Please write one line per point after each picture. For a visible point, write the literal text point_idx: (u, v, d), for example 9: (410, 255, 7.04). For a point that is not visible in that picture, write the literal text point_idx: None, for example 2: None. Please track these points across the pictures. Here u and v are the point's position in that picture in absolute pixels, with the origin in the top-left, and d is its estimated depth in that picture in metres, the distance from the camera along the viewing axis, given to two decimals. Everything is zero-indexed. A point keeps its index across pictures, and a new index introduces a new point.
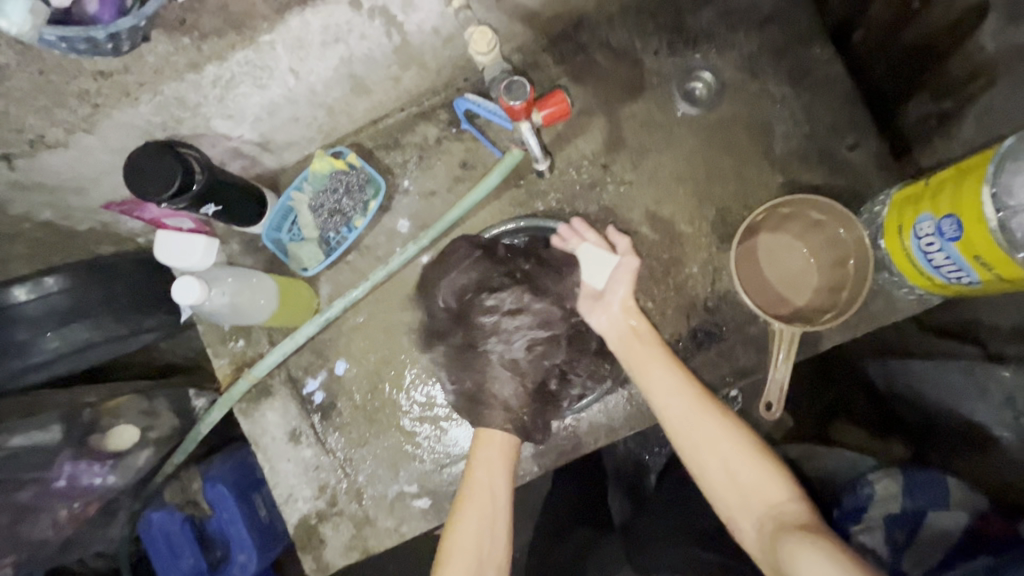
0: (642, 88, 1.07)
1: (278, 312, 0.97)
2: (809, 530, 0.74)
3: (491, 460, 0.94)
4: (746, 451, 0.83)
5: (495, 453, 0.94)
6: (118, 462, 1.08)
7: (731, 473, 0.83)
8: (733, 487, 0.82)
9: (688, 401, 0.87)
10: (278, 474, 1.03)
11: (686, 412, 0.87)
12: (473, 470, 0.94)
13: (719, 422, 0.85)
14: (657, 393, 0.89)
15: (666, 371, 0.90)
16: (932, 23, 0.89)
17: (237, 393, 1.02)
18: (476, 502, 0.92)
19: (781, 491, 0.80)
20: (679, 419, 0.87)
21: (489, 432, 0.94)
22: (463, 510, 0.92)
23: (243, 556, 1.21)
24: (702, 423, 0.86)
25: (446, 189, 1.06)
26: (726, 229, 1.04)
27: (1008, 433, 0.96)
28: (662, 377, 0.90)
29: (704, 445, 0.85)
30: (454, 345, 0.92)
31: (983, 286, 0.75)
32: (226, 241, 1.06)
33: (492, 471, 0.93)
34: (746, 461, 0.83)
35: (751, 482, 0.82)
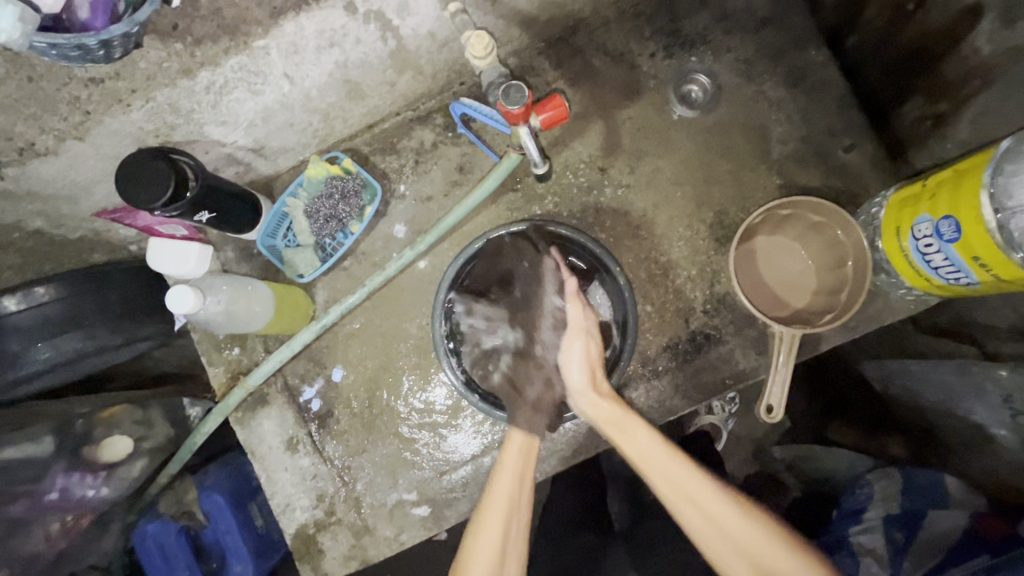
0: (639, 91, 1.07)
1: (274, 320, 0.95)
2: None
3: (521, 464, 0.88)
4: (760, 533, 0.77)
5: (523, 453, 0.89)
6: (112, 473, 1.07)
7: (748, 558, 0.77)
8: (755, 574, 0.76)
9: (689, 485, 0.81)
10: (275, 483, 1.02)
11: (689, 498, 0.81)
12: (500, 473, 0.87)
13: (728, 505, 0.79)
14: (656, 486, 0.83)
15: (660, 452, 0.83)
16: (927, 25, 0.89)
17: (232, 403, 1.00)
18: (501, 507, 0.85)
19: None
20: (683, 506, 0.81)
21: (517, 433, 0.89)
22: (485, 514, 0.85)
23: (239, 566, 1.20)
24: (707, 509, 0.80)
25: (443, 194, 1.06)
26: (724, 231, 1.04)
27: (1005, 432, 0.96)
28: (656, 455, 0.83)
29: (716, 531, 0.79)
30: None
31: (982, 287, 0.75)
32: (220, 249, 1.05)
33: (518, 474, 0.87)
34: (760, 540, 0.77)
35: (773, 562, 0.76)
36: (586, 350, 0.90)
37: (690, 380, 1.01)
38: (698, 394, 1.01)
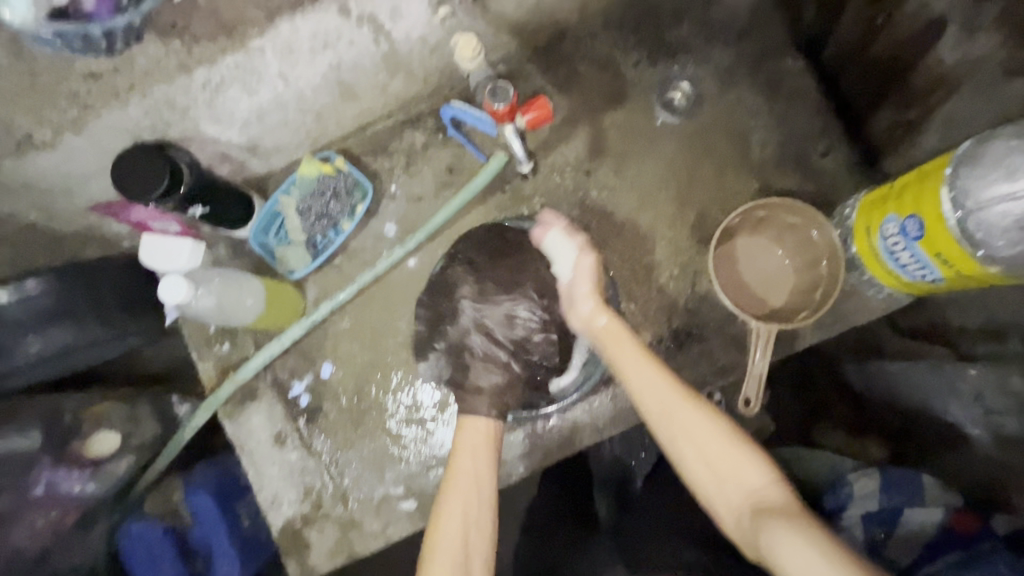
0: (623, 97, 1.11)
1: (265, 314, 0.97)
2: (789, 518, 0.68)
3: (474, 444, 0.87)
4: (714, 432, 0.77)
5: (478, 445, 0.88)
6: (98, 469, 1.07)
7: (702, 452, 0.77)
8: (709, 471, 0.76)
9: (665, 394, 0.80)
10: (263, 478, 1.03)
11: (659, 394, 0.80)
12: (456, 453, 0.87)
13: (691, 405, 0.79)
14: (628, 378, 0.82)
15: (632, 352, 0.83)
16: (895, 36, 0.94)
17: (223, 396, 1.02)
18: (461, 486, 0.83)
19: (761, 478, 0.74)
20: (649, 394, 0.80)
21: (471, 420, 0.90)
22: (445, 495, 0.83)
23: (225, 567, 1.19)
24: (670, 408, 0.79)
25: (432, 194, 1.08)
26: (706, 232, 1.07)
27: (979, 431, 0.99)
28: (621, 342, 0.84)
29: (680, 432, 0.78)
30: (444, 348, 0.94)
31: (946, 283, 0.79)
32: (212, 245, 1.07)
33: (473, 451, 0.87)
34: (714, 437, 0.77)
35: (727, 468, 0.75)
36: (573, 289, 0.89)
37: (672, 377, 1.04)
38: None
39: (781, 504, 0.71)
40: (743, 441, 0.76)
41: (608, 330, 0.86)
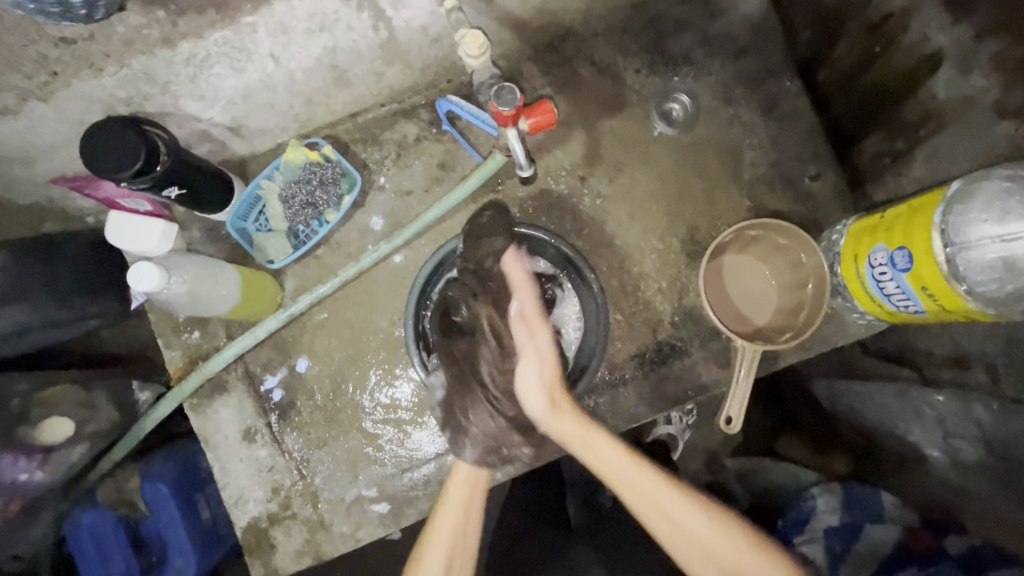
0: (622, 104, 1.10)
1: (241, 305, 0.92)
2: None
3: (468, 498, 0.90)
4: (715, 525, 0.83)
5: (466, 489, 0.90)
6: (48, 458, 1.03)
7: (717, 561, 0.82)
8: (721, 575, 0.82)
9: (673, 507, 0.84)
10: (228, 474, 0.99)
11: (667, 514, 0.84)
12: (447, 503, 0.89)
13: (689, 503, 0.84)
14: (635, 507, 0.85)
15: (640, 479, 0.85)
16: (891, 68, 0.95)
17: (189, 388, 0.96)
18: (445, 538, 0.88)
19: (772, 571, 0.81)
20: (659, 519, 0.84)
21: (460, 471, 0.90)
22: (430, 543, 0.88)
23: (180, 562, 1.15)
24: (669, 508, 0.84)
25: (423, 190, 1.05)
26: (696, 247, 1.07)
27: (938, 453, 1.02)
28: (621, 466, 0.85)
29: (695, 544, 0.83)
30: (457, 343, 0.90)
31: (927, 316, 0.80)
32: (186, 227, 1.01)
33: (465, 505, 0.89)
34: (729, 543, 0.82)
35: (737, 566, 0.82)
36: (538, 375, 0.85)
37: (654, 389, 1.04)
38: (662, 404, 1.04)
39: None
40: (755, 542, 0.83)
41: (591, 445, 0.85)
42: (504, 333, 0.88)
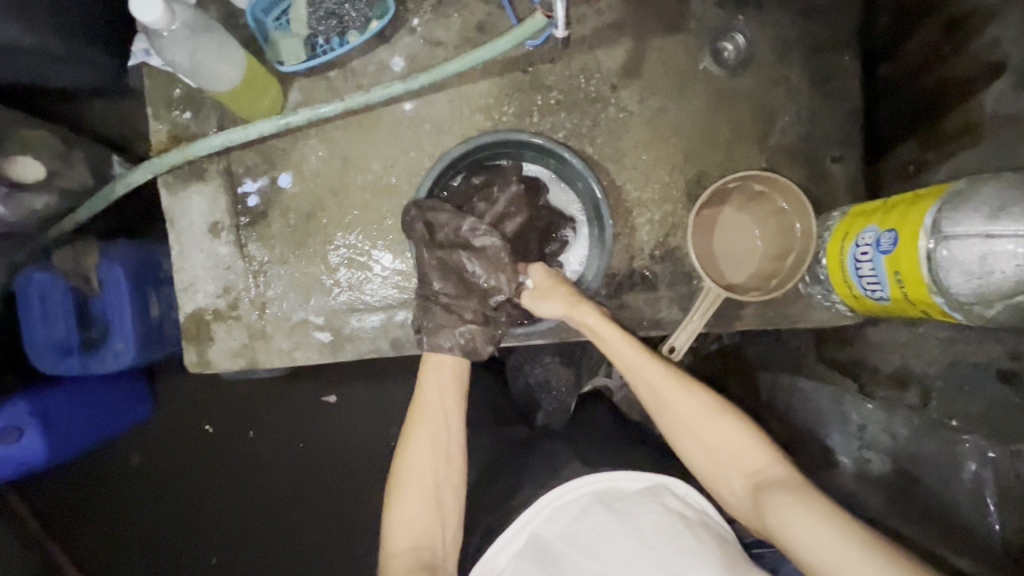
0: (678, 26, 1.06)
1: (238, 94, 0.89)
2: (795, 491, 0.72)
3: (440, 379, 0.89)
4: (720, 425, 0.80)
5: (443, 374, 0.89)
6: (14, 195, 1.02)
7: (706, 448, 0.80)
8: (711, 461, 0.80)
9: (660, 384, 0.83)
10: (185, 260, 1.00)
11: (653, 390, 0.84)
12: (423, 387, 0.88)
13: (683, 390, 0.83)
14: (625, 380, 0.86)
15: (632, 354, 0.85)
16: (950, 72, 0.92)
17: (167, 162, 0.94)
18: (429, 420, 0.85)
19: (765, 458, 0.78)
20: (648, 395, 0.84)
21: (434, 358, 0.90)
22: (414, 428, 0.85)
23: (120, 346, 1.16)
24: (672, 404, 0.82)
25: (453, 46, 1.01)
26: (699, 192, 1.06)
27: (848, 460, 1.06)
28: (616, 342, 0.86)
29: (681, 427, 0.82)
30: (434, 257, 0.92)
31: (890, 304, 0.82)
32: (204, 2, 0.97)
33: (441, 386, 0.88)
34: (721, 432, 0.80)
35: (728, 450, 0.79)
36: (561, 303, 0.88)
37: (614, 312, 1.06)
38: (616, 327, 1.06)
39: (784, 480, 0.75)
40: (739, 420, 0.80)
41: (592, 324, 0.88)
42: (477, 242, 0.92)
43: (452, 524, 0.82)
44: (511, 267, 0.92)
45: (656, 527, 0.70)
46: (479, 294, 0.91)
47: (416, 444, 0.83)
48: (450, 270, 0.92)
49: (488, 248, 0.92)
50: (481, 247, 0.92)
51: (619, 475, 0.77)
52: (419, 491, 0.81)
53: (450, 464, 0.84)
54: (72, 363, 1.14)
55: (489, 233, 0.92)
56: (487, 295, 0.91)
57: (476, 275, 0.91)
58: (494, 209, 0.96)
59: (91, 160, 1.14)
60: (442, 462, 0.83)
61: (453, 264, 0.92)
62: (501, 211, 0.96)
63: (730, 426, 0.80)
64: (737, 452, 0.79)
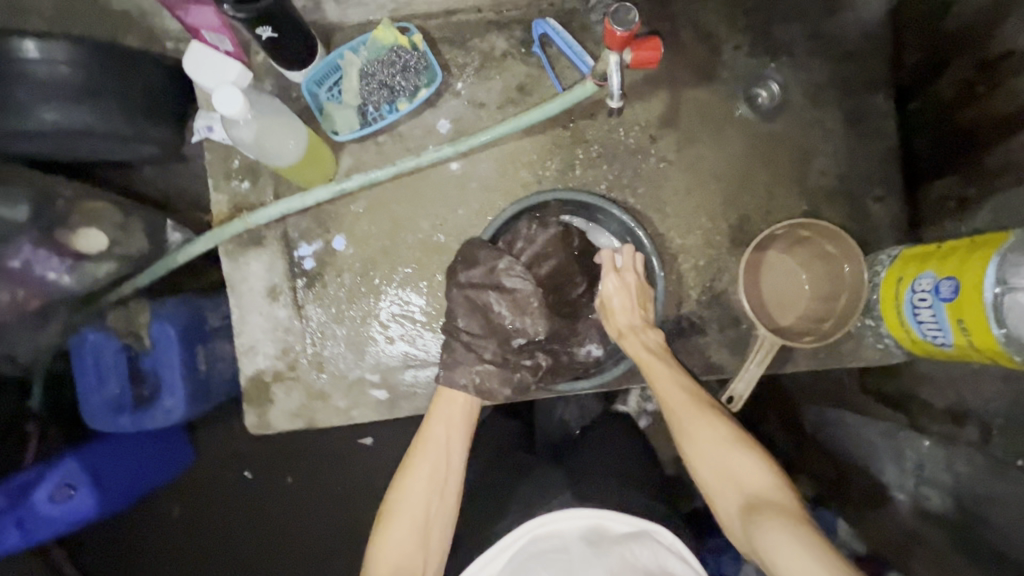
0: (713, 76, 1.08)
1: (298, 166, 0.94)
2: (789, 520, 0.72)
3: (449, 415, 0.92)
4: (730, 449, 0.83)
5: (451, 409, 0.92)
6: (77, 265, 1.06)
7: (715, 468, 0.83)
8: (717, 480, 0.82)
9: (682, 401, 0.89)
10: (245, 324, 1.03)
11: (675, 404, 0.90)
12: (432, 420, 0.92)
13: (701, 413, 0.87)
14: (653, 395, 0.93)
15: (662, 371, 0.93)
16: (986, 111, 0.93)
17: (231, 232, 0.99)
18: (431, 452, 0.89)
19: (769, 487, 0.79)
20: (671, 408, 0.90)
21: (449, 391, 0.94)
22: (415, 458, 0.88)
23: (170, 402, 1.16)
24: (686, 420, 0.87)
25: (496, 106, 1.05)
26: (742, 236, 1.08)
27: (904, 496, 1.05)
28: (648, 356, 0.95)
29: (691, 442, 0.86)
30: (465, 299, 0.95)
31: (952, 350, 0.82)
32: (259, 78, 1.02)
33: (449, 420, 0.92)
34: (730, 455, 0.83)
35: (733, 472, 0.82)
36: (620, 305, 0.98)
37: None
38: None
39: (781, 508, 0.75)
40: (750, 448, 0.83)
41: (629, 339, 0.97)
42: (504, 282, 0.94)
43: (434, 561, 0.83)
44: (534, 305, 0.94)
45: (622, 568, 0.63)
46: (500, 336, 0.94)
47: (415, 473, 0.86)
48: (477, 312, 0.94)
49: (514, 291, 0.94)
50: (507, 291, 0.94)
51: (606, 514, 0.71)
52: (409, 522, 0.83)
53: (444, 499, 0.87)
54: (124, 421, 1.16)
55: (521, 274, 0.94)
56: (510, 337, 0.94)
57: (501, 320, 0.94)
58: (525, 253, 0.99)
59: (148, 226, 1.15)
60: (436, 494, 0.86)
61: (480, 302, 0.94)
62: (540, 250, 1.00)
63: (740, 450, 0.82)
64: (740, 477, 0.81)
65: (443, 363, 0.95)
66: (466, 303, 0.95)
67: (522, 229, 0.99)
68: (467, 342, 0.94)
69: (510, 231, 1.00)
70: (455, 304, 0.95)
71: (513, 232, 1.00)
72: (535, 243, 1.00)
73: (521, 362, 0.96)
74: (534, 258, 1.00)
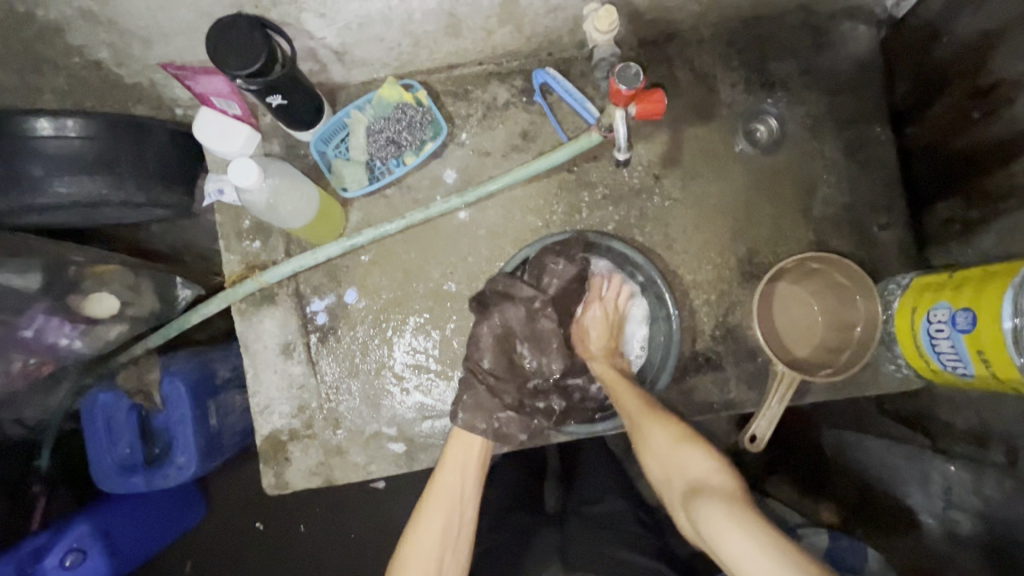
0: (712, 114, 1.11)
1: (311, 226, 0.95)
2: (730, 506, 0.75)
3: (464, 462, 0.94)
4: (682, 450, 0.85)
5: (464, 455, 0.94)
6: (89, 330, 1.05)
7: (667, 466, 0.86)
8: (670, 476, 0.85)
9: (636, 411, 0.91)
10: (260, 383, 1.02)
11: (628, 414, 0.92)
12: (445, 467, 0.93)
13: (653, 419, 0.89)
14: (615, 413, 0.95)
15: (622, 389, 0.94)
16: (983, 137, 0.94)
17: (243, 292, 1.00)
18: (446, 499, 0.90)
19: (712, 475, 0.81)
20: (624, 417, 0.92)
21: (461, 438, 0.94)
22: (429, 505, 0.90)
23: (182, 460, 1.12)
24: (643, 427, 0.89)
25: (501, 154, 1.06)
26: (751, 269, 1.08)
27: (932, 520, 1.03)
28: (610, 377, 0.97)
29: (646, 447, 0.88)
30: (492, 340, 0.96)
31: (974, 380, 0.81)
32: (267, 139, 1.04)
33: (462, 466, 0.93)
34: (680, 453, 0.85)
35: (683, 468, 0.84)
36: (595, 321, 1.03)
37: (681, 395, 1.06)
38: (684, 410, 1.06)
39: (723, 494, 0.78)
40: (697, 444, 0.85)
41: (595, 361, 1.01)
42: (529, 319, 0.98)
43: None
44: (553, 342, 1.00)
45: None
46: (520, 378, 0.98)
47: (429, 520, 0.88)
48: (502, 351, 0.97)
49: (535, 326, 0.99)
50: (530, 329, 0.99)
51: None
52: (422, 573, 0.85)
53: (456, 547, 0.89)
54: (137, 481, 1.13)
55: (552, 316, 1.00)
56: (527, 379, 0.99)
57: (521, 359, 0.99)
58: (549, 286, 1.00)
59: (158, 286, 1.12)
60: (450, 547, 0.88)
61: (505, 344, 0.97)
62: (557, 284, 1.00)
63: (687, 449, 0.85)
64: (689, 471, 0.83)
65: (462, 405, 0.95)
66: (494, 343, 0.97)
67: (541, 258, 1.00)
68: (490, 385, 0.96)
69: (537, 265, 1.00)
70: (483, 343, 0.96)
71: (533, 265, 1.00)
72: (554, 277, 1.00)
73: (536, 403, 0.99)
74: (556, 292, 1.01)
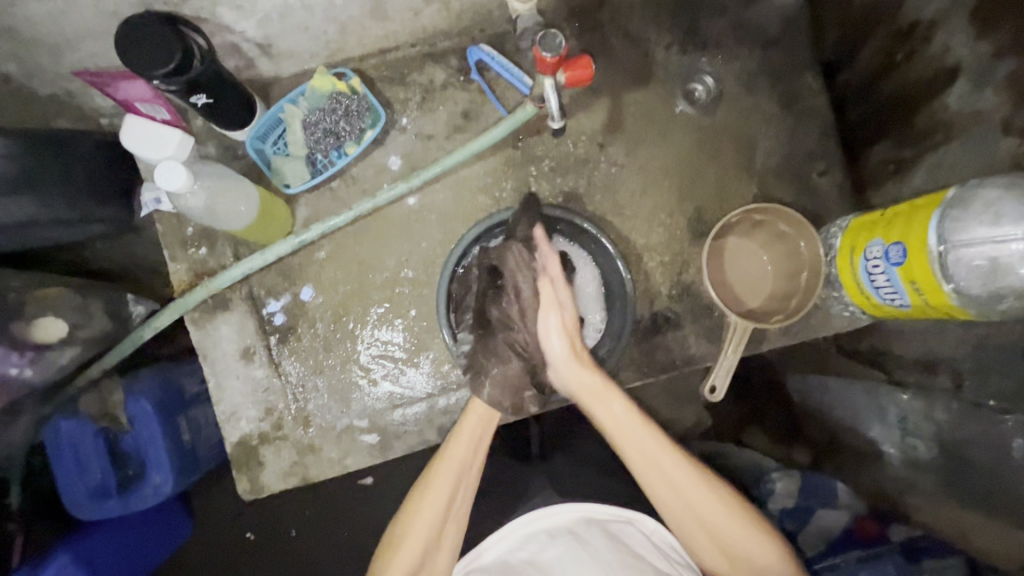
0: (649, 77, 1.12)
1: (254, 225, 0.93)
2: None
3: (477, 439, 0.88)
4: (730, 515, 0.84)
5: (481, 423, 0.88)
6: (39, 355, 0.98)
7: (707, 528, 0.84)
8: (710, 541, 0.84)
9: (673, 473, 0.85)
10: (223, 390, 1.01)
11: (663, 474, 0.85)
12: (457, 439, 0.87)
13: (699, 480, 0.85)
14: (639, 470, 0.85)
15: (655, 446, 0.85)
16: (905, 77, 0.97)
17: (194, 300, 0.97)
18: (456, 462, 0.86)
19: (762, 546, 0.83)
20: (657, 482, 0.85)
21: (473, 412, 0.88)
22: (437, 471, 0.86)
23: (157, 478, 1.11)
24: (682, 484, 0.84)
25: (443, 136, 1.06)
26: (701, 227, 1.11)
27: (894, 451, 1.06)
28: (629, 427, 0.86)
29: (685, 504, 0.84)
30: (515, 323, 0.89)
31: (910, 310, 0.85)
32: (202, 142, 1.01)
33: (473, 443, 0.87)
34: (721, 512, 0.84)
35: (727, 536, 0.84)
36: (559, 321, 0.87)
37: (644, 356, 1.08)
38: (649, 370, 1.08)
39: None
40: (740, 507, 0.84)
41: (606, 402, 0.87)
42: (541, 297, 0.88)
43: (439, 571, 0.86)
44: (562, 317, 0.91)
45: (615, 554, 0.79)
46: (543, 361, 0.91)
47: (438, 489, 0.85)
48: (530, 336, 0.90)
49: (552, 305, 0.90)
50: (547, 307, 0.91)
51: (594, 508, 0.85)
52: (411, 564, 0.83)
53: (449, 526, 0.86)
54: (112, 506, 1.10)
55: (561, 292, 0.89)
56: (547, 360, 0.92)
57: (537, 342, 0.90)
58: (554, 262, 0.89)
59: (108, 306, 1.09)
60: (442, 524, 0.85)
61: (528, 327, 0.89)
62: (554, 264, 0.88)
63: (731, 511, 0.84)
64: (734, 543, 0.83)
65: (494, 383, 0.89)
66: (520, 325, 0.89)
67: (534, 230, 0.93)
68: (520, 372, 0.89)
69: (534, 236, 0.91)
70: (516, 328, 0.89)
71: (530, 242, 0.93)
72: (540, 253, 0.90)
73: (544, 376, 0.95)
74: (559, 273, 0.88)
